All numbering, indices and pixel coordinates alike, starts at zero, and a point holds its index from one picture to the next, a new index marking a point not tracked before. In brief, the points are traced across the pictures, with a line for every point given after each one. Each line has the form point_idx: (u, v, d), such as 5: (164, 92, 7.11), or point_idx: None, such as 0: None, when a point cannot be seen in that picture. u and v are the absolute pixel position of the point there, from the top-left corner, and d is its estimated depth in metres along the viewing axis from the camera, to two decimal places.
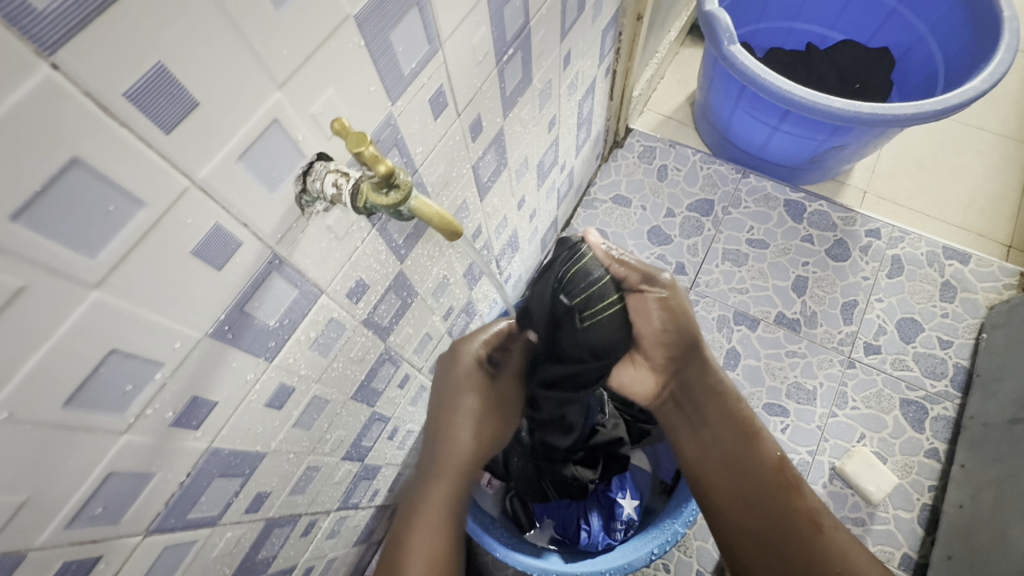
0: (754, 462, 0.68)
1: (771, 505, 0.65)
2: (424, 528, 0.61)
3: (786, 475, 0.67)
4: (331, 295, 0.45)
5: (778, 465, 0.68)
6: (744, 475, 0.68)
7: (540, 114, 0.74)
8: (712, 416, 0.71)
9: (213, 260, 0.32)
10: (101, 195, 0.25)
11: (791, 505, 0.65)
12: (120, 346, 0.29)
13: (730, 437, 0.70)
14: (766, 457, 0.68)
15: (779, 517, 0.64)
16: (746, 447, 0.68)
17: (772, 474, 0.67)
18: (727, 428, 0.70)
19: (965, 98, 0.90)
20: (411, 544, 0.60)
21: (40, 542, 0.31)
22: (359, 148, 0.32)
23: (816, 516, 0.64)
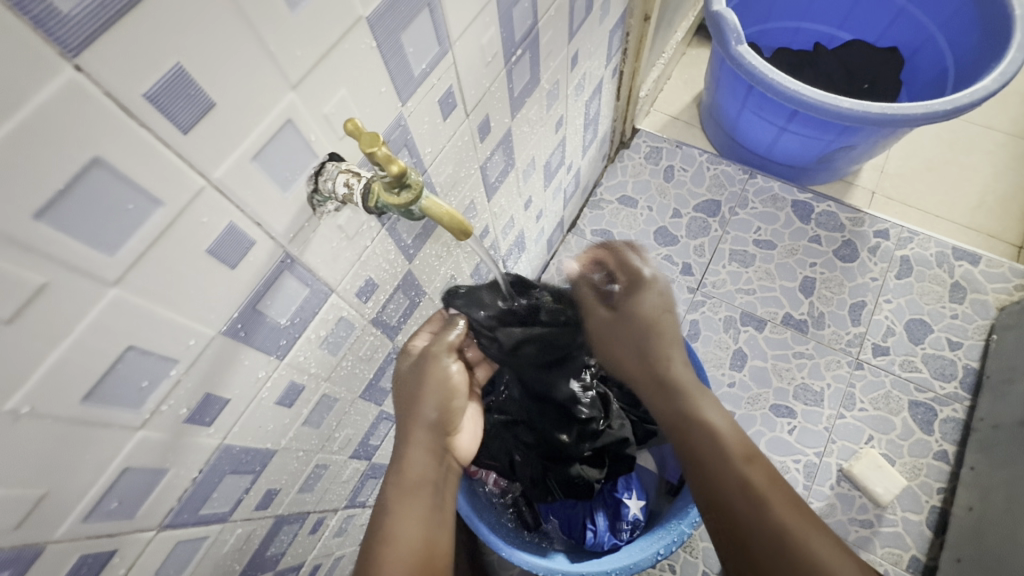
0: (717, 471, 0.56)
1: (736, 514, 0.53)
2: (408, 516, 0.52)
3: (757, 489, 0.53)
4: (341, 294, 0.46)
5: (750, 477, 0.54)
6: (705, 484, 0.57)
7: (548, 114, 0.74)
8: (676, 424, 0.62)
9: (227, 259, 0.33)
10: (120, 194, 0.25)
11: (761, 514, 0.51)
12: (137, 343, 0.30)
13: (689, 441, 0.60)
14: (734, 467, 0.55)
15: (744, 526, 0.52)
16: (707, 449, 0.58)
17: (734, 483, 0.54)
18: (689, 434, 0.60)
19: (975, 98, 0.89)
20: (389, 537, 0.51)
21: (58, 535, 0.31)
22: (372, 148, 0.32)
23: (789, 531, 0.49)
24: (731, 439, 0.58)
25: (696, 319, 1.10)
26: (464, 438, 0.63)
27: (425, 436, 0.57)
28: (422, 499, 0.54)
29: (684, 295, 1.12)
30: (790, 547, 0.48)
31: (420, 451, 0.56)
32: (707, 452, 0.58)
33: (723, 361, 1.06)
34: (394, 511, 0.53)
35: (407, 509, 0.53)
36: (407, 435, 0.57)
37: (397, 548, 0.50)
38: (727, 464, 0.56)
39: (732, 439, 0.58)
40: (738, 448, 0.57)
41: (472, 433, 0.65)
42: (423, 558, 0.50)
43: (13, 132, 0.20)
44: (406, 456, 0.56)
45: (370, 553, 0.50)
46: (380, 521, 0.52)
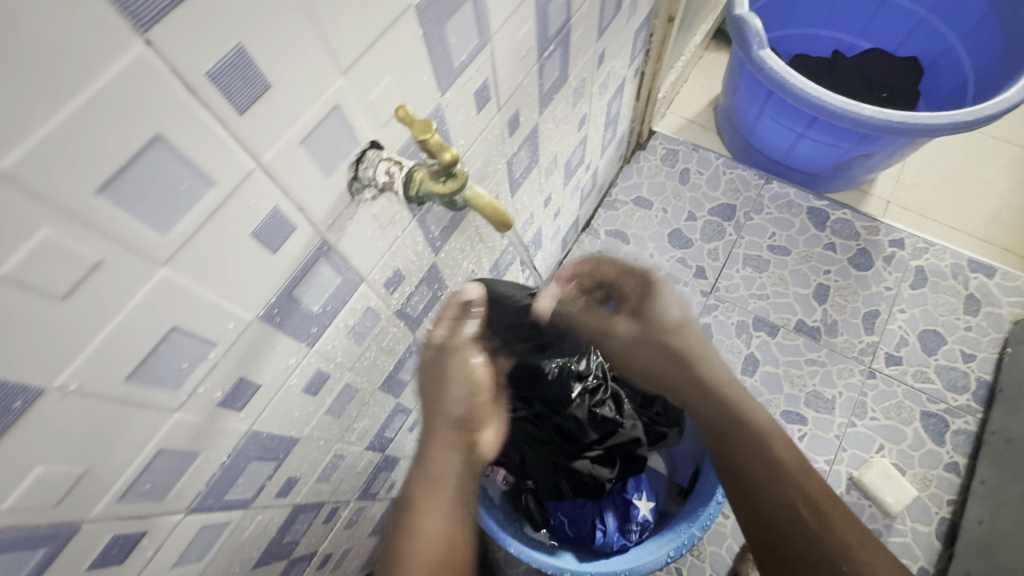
0: (779, 485, 0.56)
1: (797, 531, 0.53)
2: (432, 513, 0.52)
3: (821, 503, 0.54)
4: (370, 284, 0.46)
5: (811, 489, 0.55)
6: (762, 499, 0.56)
7: (572, 112, 0.74)
8: (732, 433, 0.60)
9: (269, 243, 0.33)
10: (177, 173, 0.25)
11: (824, 531, 0.52)
12: (180, 324, 0.30)
13: (745, 449, 0.58)
14: (794, 479, 0.55)
15: (799, 537, 0.53)
16: (765, 463, 0.57)
17: (797, 496, 0.54)
18: (749, 440, 0.59)
19: (999, 109, 0.89)
20: (414, 530, 0.51)
21: (93, 515, 0.31)
22: (424, 135, 0.32)
23: (851, 549, 0.51)
24: (788, 452, 0.57)
25: (709, 323, 1.10)
26: (490, 435, 0.61)
27: (452, 433, 0.57)
28: (445, 495, 0.54)
29: (698, 298, 1.12)
30: (852, 566, 0.50)
31: (445, 448, 0.56)
32: (764, 466, 0.57)
33: (734, 366, 1.06)
34: (419, 504, 0.53)
35: (432, 504, 0.53)
36: (432, 429, 0.57)
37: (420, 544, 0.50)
38: (784, 476, 0.56)
39: (788, 452, 0.57)
40: (793, 462, 0.57)
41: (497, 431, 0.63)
42: (446, 557, 0.50)
43: (83, 107, 0.20)
44: (432, 452, 0.56)
45: (401, 544, 0.51)
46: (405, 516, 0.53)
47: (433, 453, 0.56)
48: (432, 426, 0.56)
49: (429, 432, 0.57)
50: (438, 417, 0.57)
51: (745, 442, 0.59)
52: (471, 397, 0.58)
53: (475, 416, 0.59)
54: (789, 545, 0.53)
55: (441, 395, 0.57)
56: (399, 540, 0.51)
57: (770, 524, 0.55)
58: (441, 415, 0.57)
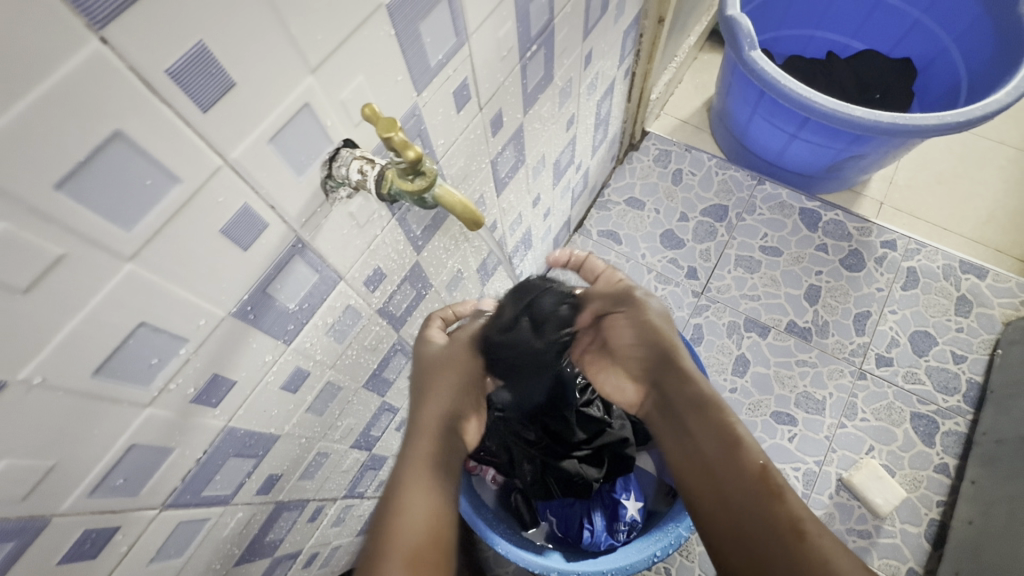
0: (732, 462, 0.53)
1: (746, 508, 0.50)
2: (417, 491, 0.49)
3: (774, 480, 0.51)
4: (349, 282, 0.46)
5: (766, 466, 0.52)
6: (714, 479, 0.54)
7: (559, 112, 0.74)
8: (688, 411, 0.59)
9: (240, 240, 0.33)
10: (140, 170, 0.25)
11: (771, 507, 0.49)
12: (148, 320, 0.30)
13: (703, 426, 0.57)
14: (748, 456, 0.53)
15: (752, 516, 0.49)
16: (719, 441, 0.55)
17: (751, 472, 0.52)
18: (706, 419, 0.57)
19: (989, 111, 0.88)
20: (396, 509, 0.48)
21: (64, 508, 0.32)
22: (389, 133, 0.32)
23: (802, 524, 0.47)
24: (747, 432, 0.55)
25: (700, 323, 1.10)
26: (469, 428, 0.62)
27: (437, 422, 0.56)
28: (429, 472, 0.51)
29: (689, 299, 1.12)
30: (797, 542, 0.46)
31: (429, 436, 0.54)
32: (719, 445, 0.55)
33: (725, 367, 1.06)
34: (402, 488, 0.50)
35: (415, 480, 0.50)
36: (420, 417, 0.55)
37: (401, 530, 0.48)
38: (741, 455, 0.53)
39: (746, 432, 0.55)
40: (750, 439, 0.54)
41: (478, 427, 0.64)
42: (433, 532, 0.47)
43: (37, 102, 0.20)
44: (415, 438, 0.54)
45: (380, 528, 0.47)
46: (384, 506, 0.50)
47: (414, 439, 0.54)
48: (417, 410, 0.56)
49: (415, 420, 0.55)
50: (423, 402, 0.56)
51: (701, 420, 0.57)
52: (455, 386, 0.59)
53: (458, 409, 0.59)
54: (738, 525, 0.50)
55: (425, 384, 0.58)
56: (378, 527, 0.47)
57: (722, 503, 0.52)
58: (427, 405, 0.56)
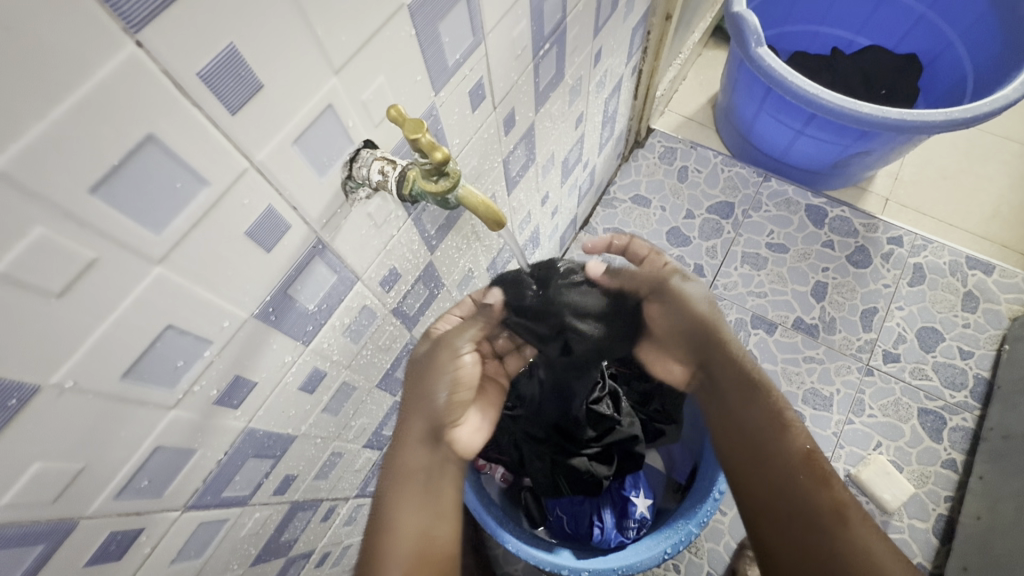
0: (780, 442, 0.55)
1: (791, 491, 0.52)
2: (404, 506, 0.52)
3: (818, 465, 0.54)
4: (366, 282, 0.46)
5: (811, 452, 0.55)
6: (759, 460, 0.55)
7: (569, 110, 0.74)
8: (738, 393, 0.60)
9: (263, 242, 0.33)
10: (170, 173, 0.25)
11: (816, 491, 0.52)
12: (175, 322, 0.30)
13: (751, 409, 0.58)
14: (793, 441, 0.55)
15: (801, 497, 0.52)
16: (766, 424, 0.57)
17: (796, 457, 0.54)
18: (755, 403, 0.58)
19: (997, 106, 0.88)
20: (387, 525, 0.51)
21: (91, 511, 0.32)
22: (416, 134, 0.33)
23: (846, 510, 0.51)
24: (794, 419, 0.57)
25: None
26: (465, 431, 0.60)
27: (425, 428, 0.56)
28: (417, 487, 0.54)
29: None
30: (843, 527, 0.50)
31: (416, 442, 0.55)
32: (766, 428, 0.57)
33: None
34: (392, 499, 0.53)
35: (402, 499, 0.53)
36: (405, 426, 0.56)
37: (397, 537, 0.51)
38: (790, 437, 0.56)
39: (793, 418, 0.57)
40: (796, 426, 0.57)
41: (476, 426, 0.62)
42: (419, 553, 0.50)
43: (75, 107, 0.20)
44: (404, 444, 0.55)
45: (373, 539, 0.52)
46: (381, 511, 0.53)
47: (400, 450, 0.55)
48: (407, 418, 0.56)
49: (402, 428, 0.56)
50: (416, 410, 0.56)
51: (751, 403, 0.59)
52: (450, 394, 0.58)
53: (450, 412, 0.58)
54: (782, 505, 0.52)
55: (422, 386, 0.57)
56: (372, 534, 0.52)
57: (767, 484, 0.54)
58: (415, 411, 0.56)
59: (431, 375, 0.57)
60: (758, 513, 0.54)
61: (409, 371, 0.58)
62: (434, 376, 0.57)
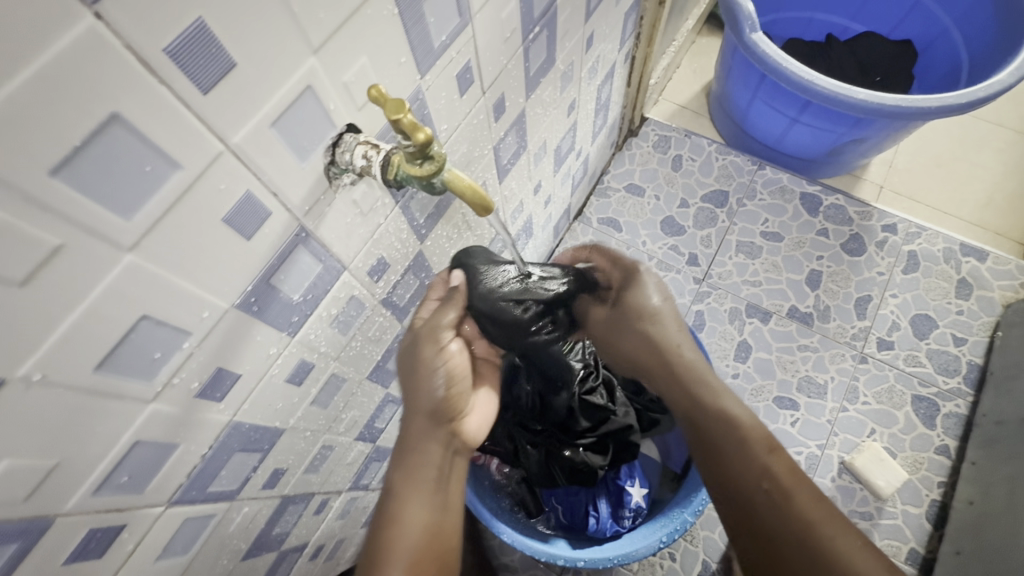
0: (743, 461, 0.56)
1: (761, 509, 0.53)
2: (412, 500, 0.51)
3: (783, 475, 0.54)
4: (353, 272, 0.45)
5: (774, 464, 0.55)
6: (729, 482, 0.56)
7: (561, 97, 0.72)
8: (699, 413, 0.61)
9: (242, 229, 0.32)
10: (138, 154, 0.24)
11: (783, 502, 0.52)
12: (151, 313, 0.29)
13: (713, 430, 0.59)
14: (756, 455, 0.56)
15: (766, 517, 0.52)
16: (729, 442, 0.58)
17: (760, 471, 0.55)
18: (717, 419, 0.59)
19: (992, 91, 0.88)
20: (394, 521, 0.50)
21: (68, 507, 0.31)
22: (397, 115, 0.32)
23: (813, 523, 0.50)
24: (755, 428, 0.58)
25: (702, 310, 1.10)
26: (472, 421, 0.60)
27: (428, 424, 0.55)
28: (426, 483, 0.53)
29: (690, 286, 1.12)
30: (812, 540, 0.49)
31: (426, 438, 0.54)
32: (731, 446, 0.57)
33: (727, 353, 1.06)
34: (399, 494, 0.52)
35: (411, 494, 0.52)
36: (410, 422, 0.55)
37: (402, 530, 0.50)
38: (752, 451, 0.56)
39: (755, 429, 0.58)
40: (761, 438, 0.57)
41: (483, 414, 0.62)
42: (431, 546, 0.49)
43: (29, 82, 0.19)
44: (412, 441, 0.54)
45: (378, 538, 0.50)
46: (387, 507, 0.51)
47: (410, 446, 0.54)
48: (409, 412, 0.55)
49: (408, 426, 0.55)
50: (416, 406, 0.55)
51: (714, 423, 0.60)
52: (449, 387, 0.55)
53: (453, 407, 0.57)
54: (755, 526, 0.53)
55: (415, 381, 0.55)
56: (378, 533, 0.50)
57: (739, 502, 0.55)
58: (417, 410, 0.54)
59: (422, 370, 0.54)
60: (740, 533, 0.54)
61: (401, 364, 0.56)
62: (425, 371, 0.54)
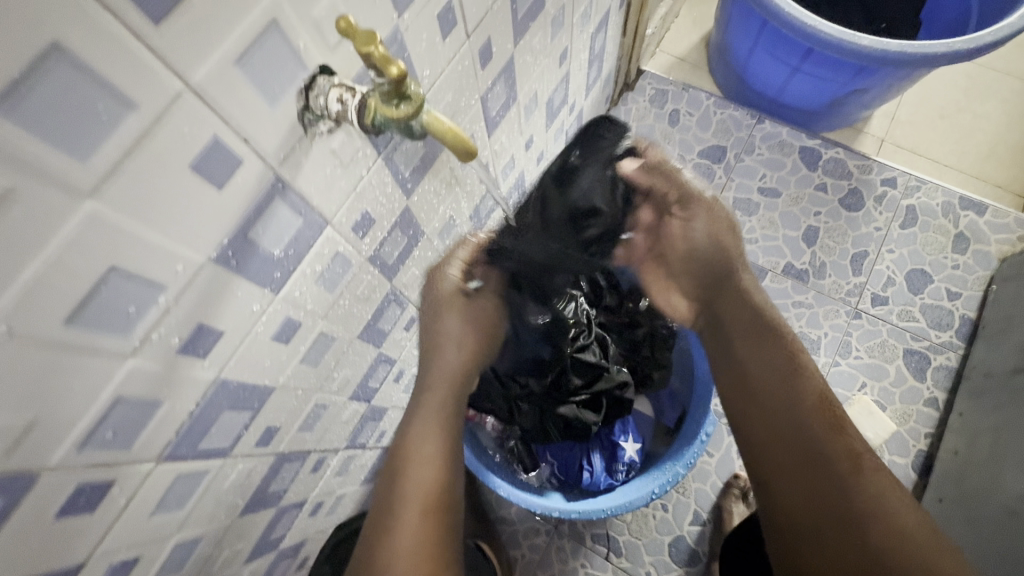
0: (793, 389, 0.58)
1: (806, 438, 0.55)
2: (423, 462, 0.53)
3: (832, 410, 0.57)
4: (336, 227, 0.44)
5: (823, 398, 0.58)
6: (770, 407, 0.58)
7: (552, 44, 0.69)
8: (751, 335, 0.63)
9: (213, 178, 0.30)
10: (86, 91, 0.22)
11: (834, 438, 0.55)
12: (118, 265, 0.28)
13: (768, 354, 0.61)
14: (809, 388, 0.58)
15: (818, 449, 0.54)
16: (778, 365, 0.60)
17: (812, 402, 0.57)
18: (771, 346, 0.62)
19: (1002, 36, 0.84)
20: (413, 472, 0.52)
21: (53, 463, 0.31)
22: (367, 48, 0.30)
23: (860, 457, 0.54)
24: (808, 362, 0.61)
25: None
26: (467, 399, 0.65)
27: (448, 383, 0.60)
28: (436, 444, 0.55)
29: None
30: (852, 473, 0.53)
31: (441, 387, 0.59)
32: (781, 371, 0.60)
33: None
34: (418, 443, 0.55)
35: (423, 457, 0.54)
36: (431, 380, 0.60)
37: (414, 478, 0.52)
38: (804, 384, 0.58)
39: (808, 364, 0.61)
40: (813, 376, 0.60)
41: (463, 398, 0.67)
42: (434, 500, 0.52)
43: None
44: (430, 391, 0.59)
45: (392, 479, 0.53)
46: (402, 453, 0.54)
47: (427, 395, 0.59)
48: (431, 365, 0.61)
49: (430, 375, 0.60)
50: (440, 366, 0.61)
51: (764, 349, 0.62)
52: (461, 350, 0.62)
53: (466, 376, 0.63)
54: (799, 454, 0.55)
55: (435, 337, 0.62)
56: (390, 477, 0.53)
57: (779, 429, 0.57)
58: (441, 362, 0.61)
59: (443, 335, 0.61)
60: (775, 462, 0.56)
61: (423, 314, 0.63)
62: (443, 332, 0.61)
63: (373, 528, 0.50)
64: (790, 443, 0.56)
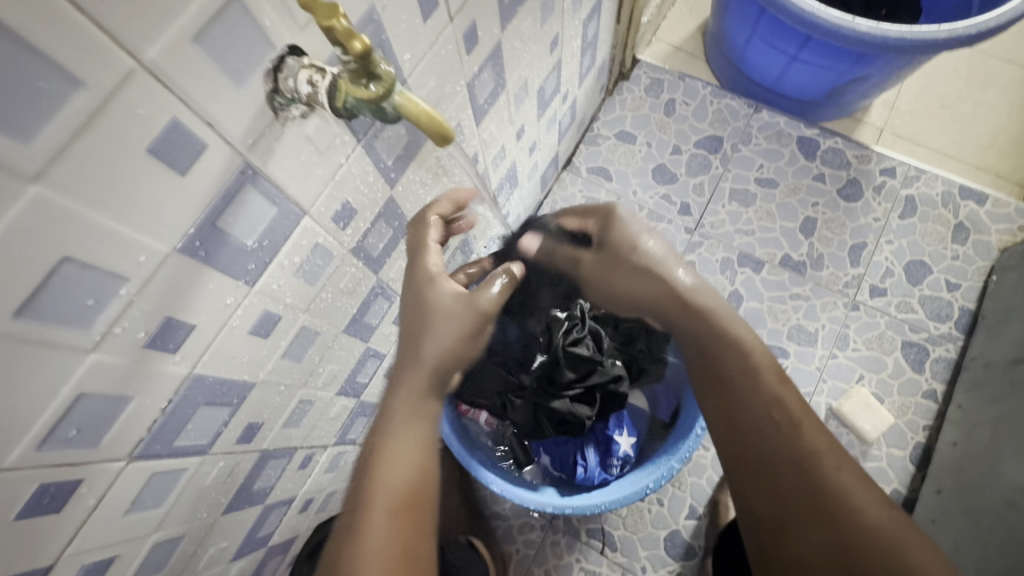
0: (750, 390, 0.57)
1: (762, 438, 0.54)
2: (392, 455, 0.50)
3: (789, 411, 0.54)
4: (315, 217, 0.42)
5: (780, 397, 0.56)
6: (733, 410, 0.57)
7: (542, 30, 0.67)
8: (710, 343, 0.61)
9: (175, 163, 0.29)
10: (23, 66, 0.21)
11: (794, 440, 0.53)
12: (72, 255, 0.26)
13: (723, 356, 0.59)
14: (765, 386, 0.56)
15: (774, 450, 0.53)
16: (736, 364, 0.58)
17: (767, 399, 0.55)
18: (734, 349, 0.59)
19: (1003, 20, 0.82)
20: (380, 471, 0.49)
21: (11, 462, 0.29)
22: (329, 21, 0.28)
23: (818, 458, 0.52)
24: (764, 357, 0.58)
25: (693, 260, 1.07)
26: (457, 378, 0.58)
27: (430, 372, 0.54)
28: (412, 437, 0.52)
29: (682, 236, 1.09)
30: (815, 471, 0.51)
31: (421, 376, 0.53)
32: (743, 368, 0.58)
33: None
34: (390, 438, 0.51)
35: (393, 449, 0.50)
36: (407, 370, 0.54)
37: (384, 477, 0.49)
38: (762, 381, 0.57)
39: (763, 357, 0.58)
40: (769, 368, 0.58)
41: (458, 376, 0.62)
42: (411, 497, 0.49)
43: None
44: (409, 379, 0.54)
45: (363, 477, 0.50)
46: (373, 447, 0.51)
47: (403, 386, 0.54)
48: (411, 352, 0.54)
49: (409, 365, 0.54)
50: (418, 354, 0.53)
51: (728, 347, 0.60)
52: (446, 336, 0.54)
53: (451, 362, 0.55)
54: (761, 451, 0.54)
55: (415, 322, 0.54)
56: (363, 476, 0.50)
57: (737, 429, 0.57)
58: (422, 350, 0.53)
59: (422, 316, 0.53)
60: (740, 460, 0.56)
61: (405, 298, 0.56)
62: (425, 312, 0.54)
63: (344, 527, 0.48)
64: (754, 442, 0.55)
